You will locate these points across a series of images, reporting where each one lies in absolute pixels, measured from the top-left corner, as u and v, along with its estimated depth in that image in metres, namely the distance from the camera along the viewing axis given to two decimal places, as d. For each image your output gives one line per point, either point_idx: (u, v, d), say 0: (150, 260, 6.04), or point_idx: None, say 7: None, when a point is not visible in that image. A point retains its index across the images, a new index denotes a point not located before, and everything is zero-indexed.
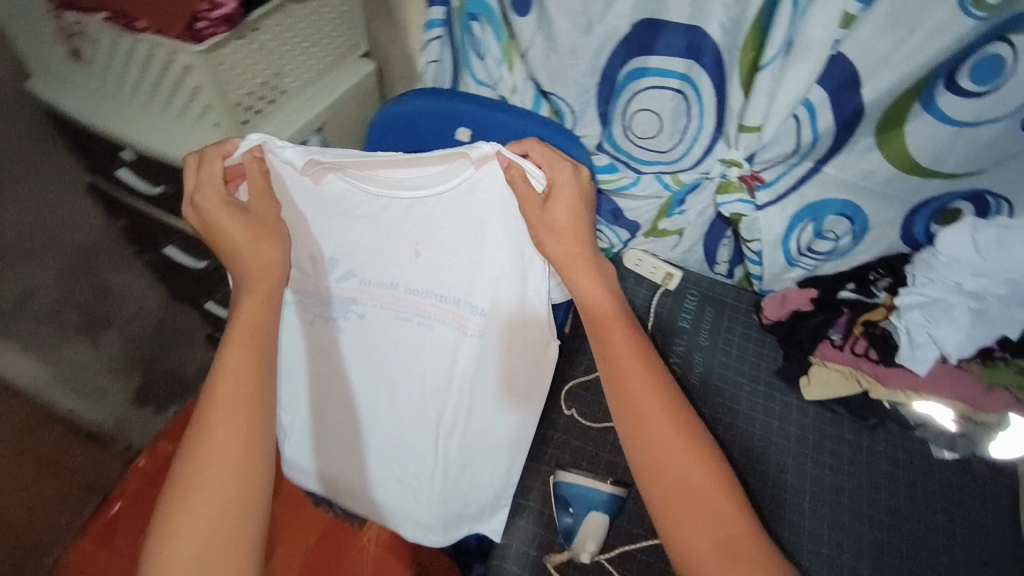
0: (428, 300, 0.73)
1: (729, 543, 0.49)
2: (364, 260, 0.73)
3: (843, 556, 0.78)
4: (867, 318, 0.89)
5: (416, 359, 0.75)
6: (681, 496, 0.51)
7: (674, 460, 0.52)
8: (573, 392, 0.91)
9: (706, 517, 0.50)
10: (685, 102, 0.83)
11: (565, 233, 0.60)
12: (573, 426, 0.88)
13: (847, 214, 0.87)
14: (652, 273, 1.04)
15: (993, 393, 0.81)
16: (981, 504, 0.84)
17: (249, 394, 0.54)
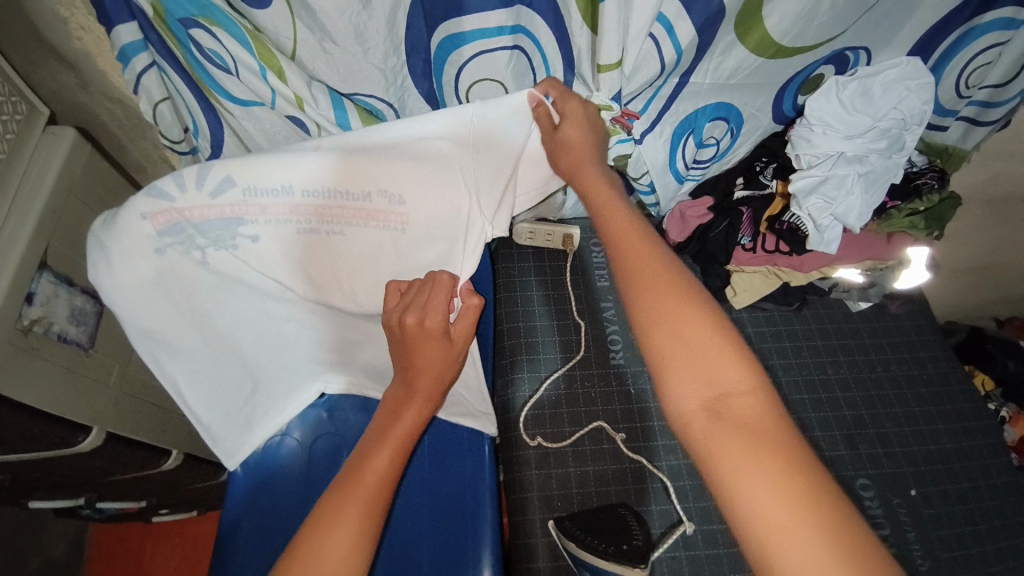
0: (337, 200, 0.55)
1: (729, 408, 0.43)
2: (256, 170, 0.52)
3: (822, 451, 0.84)
4: (769, 214, 0.86)
5: (350, 263, 0.59)
6: (680, 357, 0.45)
7: (672, 321, 0.46)
8: (533, 416, 0.82)
9: (696, 376, 0.44)
10: (524, 56, 0.66)
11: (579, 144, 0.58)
12: (547, 456, 0.79)
13: (721, 116, 0.78)
14: (550, 240, 0.92)
15: (896, 240, 0.86)
16: (904, 337, 0.93)
17: (343, 524, 0.48)
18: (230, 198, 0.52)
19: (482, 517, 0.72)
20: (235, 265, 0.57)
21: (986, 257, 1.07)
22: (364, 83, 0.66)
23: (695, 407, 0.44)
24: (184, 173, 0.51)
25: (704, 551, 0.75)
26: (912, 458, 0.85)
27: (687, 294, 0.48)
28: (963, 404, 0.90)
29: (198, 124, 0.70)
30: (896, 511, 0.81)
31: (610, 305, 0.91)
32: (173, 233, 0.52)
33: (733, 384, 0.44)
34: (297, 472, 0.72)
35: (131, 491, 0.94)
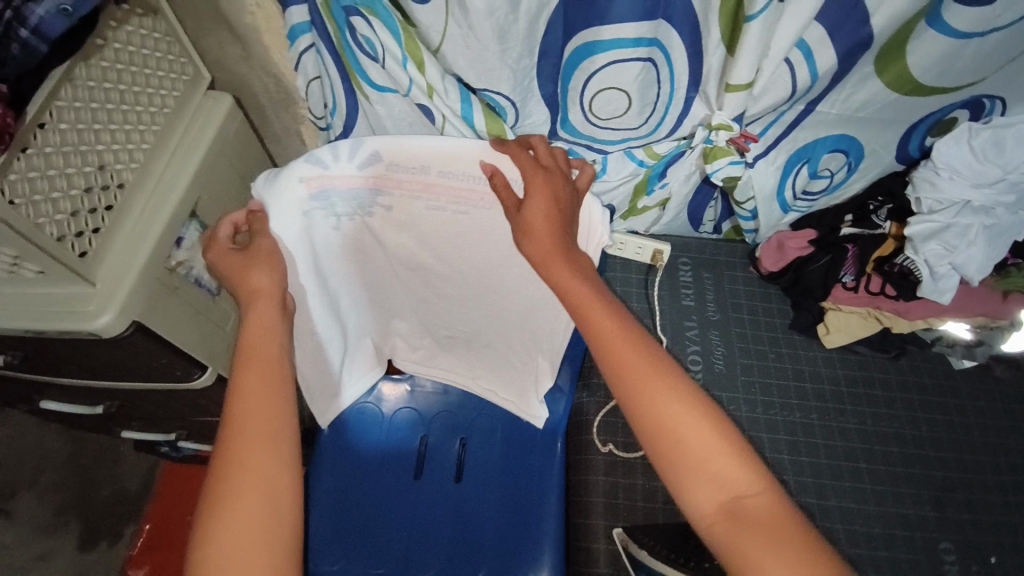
0: (409, 173, 0.57)
1: (739, 509, 0.46)
2: (399, 146, 0.55)
3: (906, 509, 0.79)
4: (879, 254, 0.83)
5: (462, 247, 0.62)
6: (689, 466, 0.48)
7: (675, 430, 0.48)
8: (606, 422, 0.82)
9: (709, 481, 0.47)
10: (654, 71, 0.67)
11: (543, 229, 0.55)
12: (615, 464, 0.79)
13: (842, 148, 0.77)
14: (639, 253, 0.94)
15: (1012, 300, 0.81)
16: (1009, 404, 0.87)
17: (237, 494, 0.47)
18: (374, 172, 0.56)
19: (548, 513, 0.73)
20: (366, 235, 0.61)
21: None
22: (495, 80, 0.70)
23: (710, 512, 0.47)
24: (340, 144, 0.55)
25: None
26: (1005, 532, 0.79)
27: (689, 394, 0.50)
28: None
29: (339, 104, 0.75)
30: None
31: (693, 324, 0.92)
32: (323, 199, 0.57)
33: (745, 485, 0.47)
34: (385, 435, 0.78)
35: (215, 437, 1.00)
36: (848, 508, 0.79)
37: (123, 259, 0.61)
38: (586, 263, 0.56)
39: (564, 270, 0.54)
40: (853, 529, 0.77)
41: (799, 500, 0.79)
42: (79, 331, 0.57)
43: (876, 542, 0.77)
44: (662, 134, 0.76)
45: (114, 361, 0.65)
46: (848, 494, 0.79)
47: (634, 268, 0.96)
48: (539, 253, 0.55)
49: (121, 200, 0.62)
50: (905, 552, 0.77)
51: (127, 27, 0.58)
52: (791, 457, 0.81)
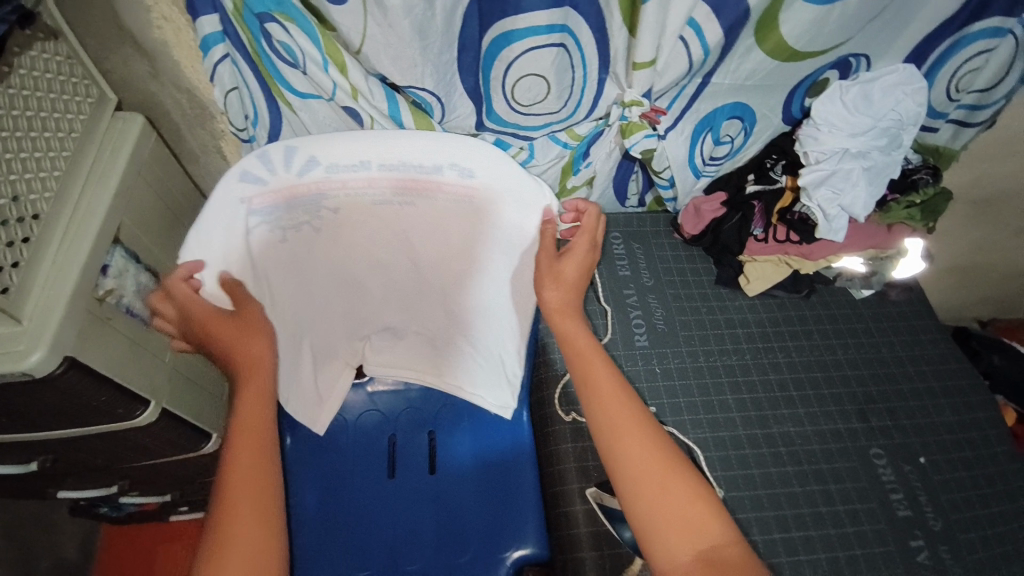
0: (351, 173, 0.55)
1: (712, 555, 0.51)
2: (330, 145, 0.54)
3: (837, 424, 0.89)
4: (780, 207, 0.93)
5: (418, 238, 0.63)
6: (664, 507, 0.54)
7: (657, 486, 0.55)
8: (567, 393, 0.84)
9: (682, 532, 0.53)
10: (567, 56, 0.72)
11: (566, 286, 0.63)
12: (581, 430, 0.81)
13: (737, 114, 0.86)
14: None
15: (895, 230, 0.93)
16: (904, 320, 0.99)
17: (237, 529, 0.52)
18: (316, 178, 0.55)
19: (529, 500, 0.74)
20: (316, 240, 0.60)
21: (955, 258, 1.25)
22: (418, 77, 0.72)
23: (688, 561, 0.51)
24: (274, 152, 0.53)
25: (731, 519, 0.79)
26: (925, 431, 0.90)
27: (667, 449, 0.57)
28: (965, 381, 0.95)
29: (260, 114, 0.74)
30: (908, 479, 0.85)
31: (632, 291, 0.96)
32: (265, 211, 0.55)
33: (716, 537, 0.52)
34: (358, 440, 0.78)
35: (163, 480, 0.94)
36: (787, 432, 0.87)
37: (49, 292, 0.57)
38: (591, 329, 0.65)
39: (570, 320, 0.64)
40: (798, 451, 0.86)
41: (747, 431, 0.87)
42: (7, 372, 0.53)
43: (817, 457, 0.86)
44: (581, 115, 0.81)
45: (47, 406, 0.60)
46: (787, 419, 0.88)
47: None
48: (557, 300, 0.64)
49: (38, 231, 0.57)
50: (842, 460, 0.86)
51: (29, 50, 0.56)
52: (734, 396, 0.89)
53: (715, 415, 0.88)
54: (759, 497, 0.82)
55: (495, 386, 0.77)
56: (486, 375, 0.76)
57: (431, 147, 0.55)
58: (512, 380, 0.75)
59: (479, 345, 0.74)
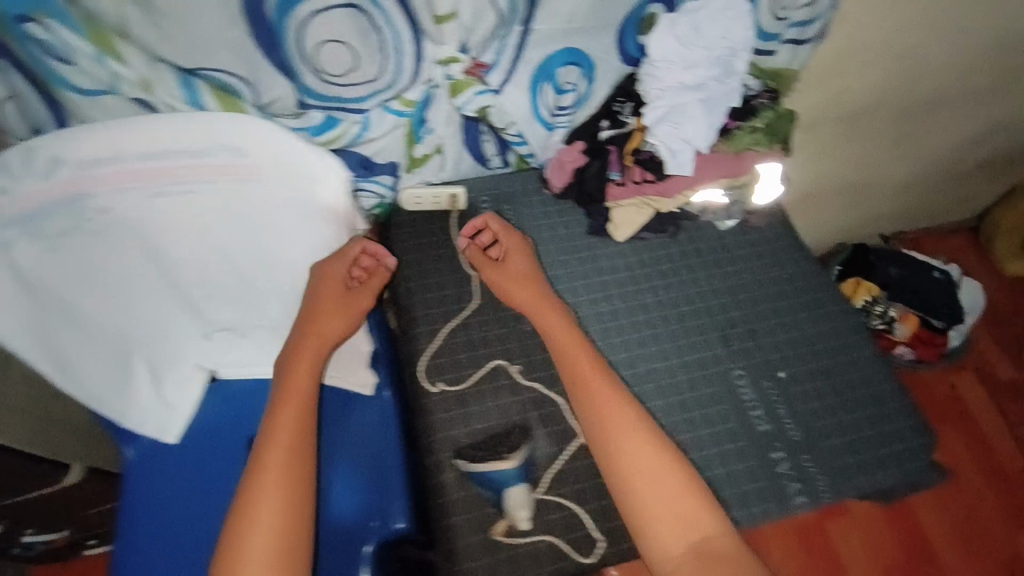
0: (117, 167, 0.64)
1: (700, 543, 0.64)
2: (86, 141, 0.63)
3: (702, 353, 0.91)
4: (631, 148, 0.93)
5: (208, 219, 0.71)
6: (653, 496, 0.67)
7: (655, 472, 0.68)
8: (435, 364, 0.84)
9: (682, 526, 0.65)
10: (365, 16, 0.68)
11: (519, 279, 0.84)
12: (449, 399, 0.81)
13: (572, 60, 0.85)
14: (436, 202, 0.97)
15: (744, 156, 0.93)
16: (767, 244, 1.02)
17: (264, 522, 0.61)
18: (77, 173, 0.63)
19: (390, 463, 0.77)
20: (106, 236, 0.67)
21: (803, 183, 1.37)
22: (210, 56, 0.67)
23: (680, 550, 0.64)
24: (23, 152, 0.61)
25: (589, 483, 0.75)
26: (787, 346, 0.93)
27: (660, 441, 0.70)
28: (824, 294, 0.98)
29: (46, 119, 0.69)
30: (768, 394, 0.89)
31: None
32: (37, 214, 0.64)
33: (706, 527, 0.65)
34: (222, 420, 0.80)
35: (38, 518, 0.89)
36: (657, 367, 0.89)
37: None
38: (570, 317, 0.81)
39: (549, 324, 0.78)
40: (670, 386, 0.88)
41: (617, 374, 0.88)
42: None
43: (682, 387, 0.88)
44: (406, 81, 0.78)
45: None
46: (654, 355, 0.90)
47: (433, 219, 0.97)
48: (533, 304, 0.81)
49: None
50: (706, 387, 0.88)
51: None
52: (604, 341, 0.91)
53: None
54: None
55: (346, 360, 0.80)
56: (336, 356, 0.80)
57: (191, 129, 0.65)
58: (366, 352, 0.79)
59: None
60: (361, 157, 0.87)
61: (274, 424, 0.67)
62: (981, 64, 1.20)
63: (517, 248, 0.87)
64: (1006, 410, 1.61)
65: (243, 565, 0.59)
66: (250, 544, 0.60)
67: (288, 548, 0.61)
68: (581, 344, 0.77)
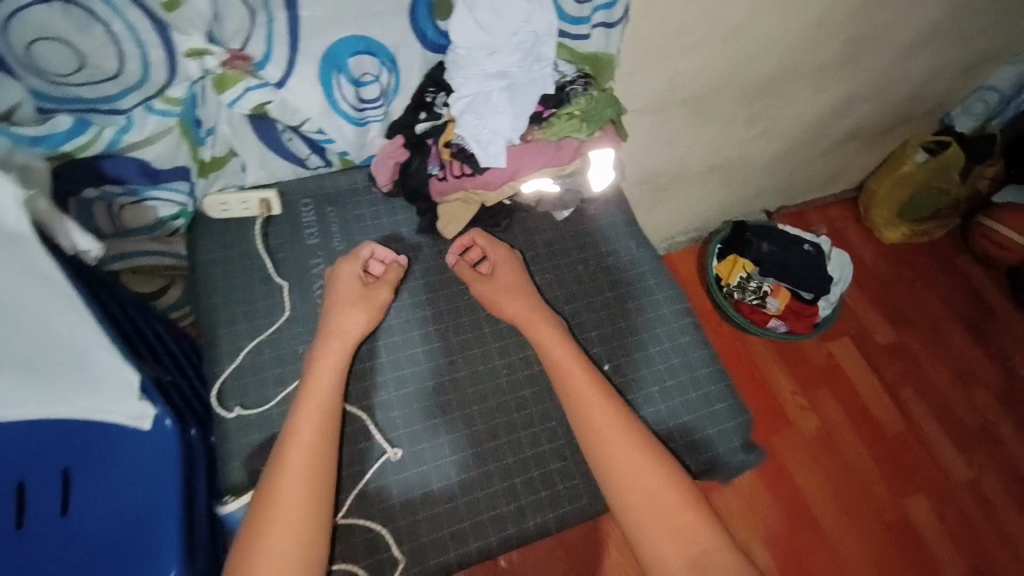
0: None
1: (699, 556, 0.72)
2: None
3: (527, 352, 0.89)
4: (446, 140, 0.88)
5: None
6: (648, 501, 0.74)
7: (649, 483, 0.75)
8: (229, 388, 0.77)
9: (675, 535, 0.73)
10: (77, 6, 0.61)
11: (511, 294, 0.88)
12: (246, 424, 0.75)
13: (364, 50, 0.79)
14: (246, 209, 0.89)
15: (566, 143, 0.90)
16: (604, 235, 1.00)
17: (280, 524, 0.65)
18: None
19: (169, 505, 0.72)
20: None
21: (665, 165, 1.39)
22: None
23: (676, 559, 0.72)
24: None
25: (396, 501, 0.77)
26: (614, 336, 0.92)
27: (648, 445, 0.78)
28: (649, 281, 0.97)
29: None
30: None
31: (319, 258, 0.89)
32: None
33: (704, 539, 0.73)
34: None
35: None
36: (481, 369, 0.87)
37: None
38: (561, 327, 0.86)
39: (539, 326, 0.85)
40: (491, 389, 0.86)
41: (434, 380, 0.85)
42: None
43: (502, 389, 0.86)
44: (161, 78, 0.70)
45: None
46: (476, 358, 0.88)
47: (242, 227, 0.89)
48: (517, 311, 0.86)
49: None
50: (527, 388, 0.86)
51: None
52: (425, 346, 0.87)
53: (404, 370, 0.85)
54: (443, 445, 0.81)
55: (117, 399, 0.71)
56: (100, 393, 0.70)
57: None
58: (133, 385, 0.70)
59: (84, 354, 0.67)
60: (141, 164, 0.79)
61: (288, 450, 0.70)
62: (821, 42, 1.21)
63: (508, 265, 0.91)
64: (884, 373, 1.68)
65: (262, 551, 0.63)
66: (262, 548, 0.64)
67: (303, 549, 0.65)
68: (568, 347, 0.84)
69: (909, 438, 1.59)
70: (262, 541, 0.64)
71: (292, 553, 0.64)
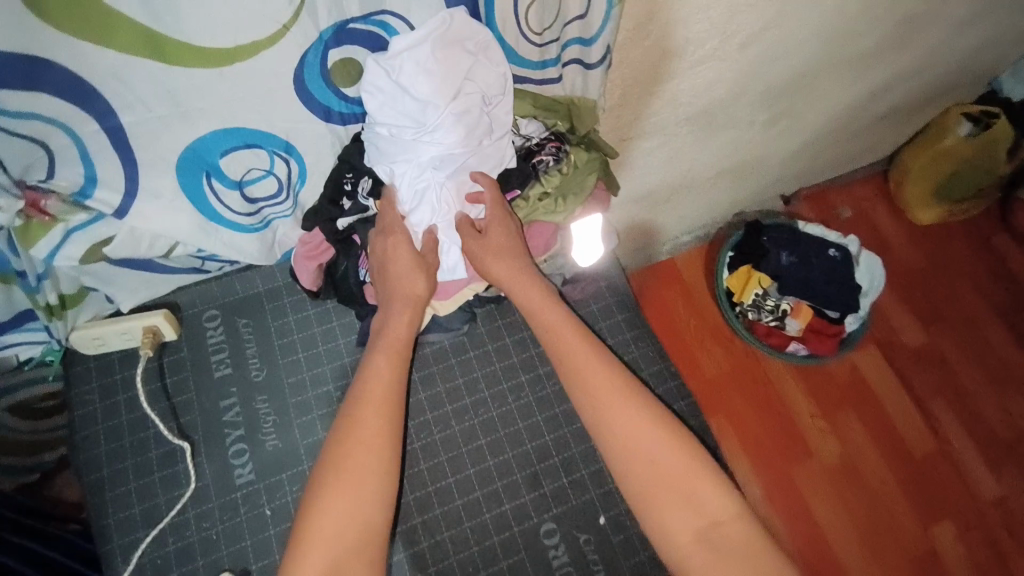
0: None
1: (714, 531, 0.58)
2: None
3: (502, 507, 0.70)
4: (376, 242, 0.66)
5: None
6: (657, 472, 0.59)
7: (660, 450, 0.60)
8: None
9: (687, 508, 0.59)
10: None
11: (502, 254, 0.63)
12: None
13: (238, 143, 0.56)
14: (128, 338, 0.69)
15: (537, 228, 0.70)
16: (598, 326, 0.79)
17: (329, 518, 0.54)
18: None
19: None
20: None
21: (666, 183, 1.16)
22: None
23: (687, 536, 0.58)
24: None
25: None
26: None
27: (660, 412, 0.62)
28: (652, 390, 0.76)
29: None
30: (584, 554, 0.69)
31: (231, 403, 0.69)
32: None
33: (719, 512, 0.59)
34: None
35: None
36: (445, 539, 0.68)
37: None
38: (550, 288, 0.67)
39: (528, 290, 0.65)
40: (461, 559, 0.68)
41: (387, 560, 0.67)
42: None
43: (473, 561, 0.68)
44: None
45: None
46: (440, 521, 0.69)
47: (127, 361, 0.69)
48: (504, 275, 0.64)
49: None
50: (505, 557, 0.68)
51: None
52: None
53: None
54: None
55: None
56: None
57: None
58: None
59: None
60: None
61: (356, 414, 0.58)
62: (862, 25, 0.94)
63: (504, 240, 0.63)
64: (912, 385, 1.51)
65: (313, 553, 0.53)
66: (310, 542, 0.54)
67: (357, 541, 0.54)
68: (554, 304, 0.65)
69: (938, 458, 1.45)
70: (304, 540, 0.54)
71: (348, 553, 0.54)
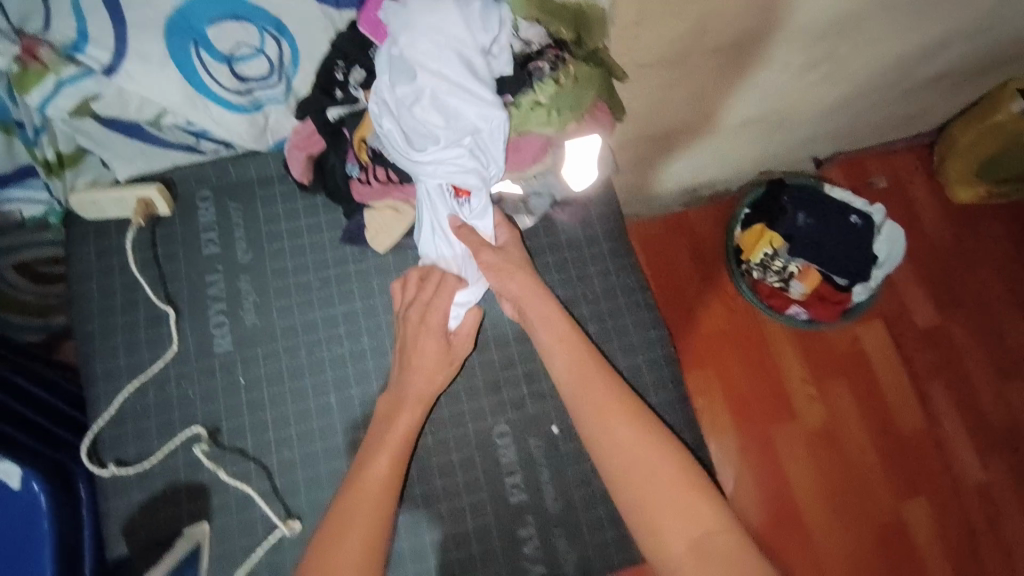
0: None
1: (705, 541, 0.59)
2: None
3: (459, 405, 0.72)
4: (362, 136, 0.67)
5: None
6: (649, 484, 0.61)
7: (659, 476, 0.61)
8: (103, 437, 0.68)
9: (685, 522, 0.59)
10: None
11: (529, 297, 0.69)
12: (123, 482, 0.67)
13: (225, 14, 0.57)
14: (123, 207, 0.72)
15: (526, 140, 0.68)
16: (580, 252, 0.78)
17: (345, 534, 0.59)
18: None
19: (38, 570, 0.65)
20: None
21: (682, 124, 1.11)
22: None
23: (681, 550, 0.58)
24: None
25: None
26: None
27: (658, 432, 0.64)
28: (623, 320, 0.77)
29: None
30: (532, 457, 0.71)
31: (216, 278, 0.73)
32: None
33: (710, 523, 0.59)
34: None
35: None
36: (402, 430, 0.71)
37: None
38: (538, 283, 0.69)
39: (532, 302, 0.68)
40: (417, 449, 0.70)
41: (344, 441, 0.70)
42: None
43: (426, 452, 0.70)
44: None
45: None
46: None
47: (121, 228, 0.73)
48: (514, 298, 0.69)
49: None
50: (457, 451, 0.71)
51: None
52: (338, 396, 0.70)
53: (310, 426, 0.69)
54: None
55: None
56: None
57: None
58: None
59: None
60: None
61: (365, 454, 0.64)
62: None
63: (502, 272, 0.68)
64: (912, 363, 1.48)
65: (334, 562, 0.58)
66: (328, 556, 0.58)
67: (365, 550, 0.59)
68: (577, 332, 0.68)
69: (924, 438, 1.44)
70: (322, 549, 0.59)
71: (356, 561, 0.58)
